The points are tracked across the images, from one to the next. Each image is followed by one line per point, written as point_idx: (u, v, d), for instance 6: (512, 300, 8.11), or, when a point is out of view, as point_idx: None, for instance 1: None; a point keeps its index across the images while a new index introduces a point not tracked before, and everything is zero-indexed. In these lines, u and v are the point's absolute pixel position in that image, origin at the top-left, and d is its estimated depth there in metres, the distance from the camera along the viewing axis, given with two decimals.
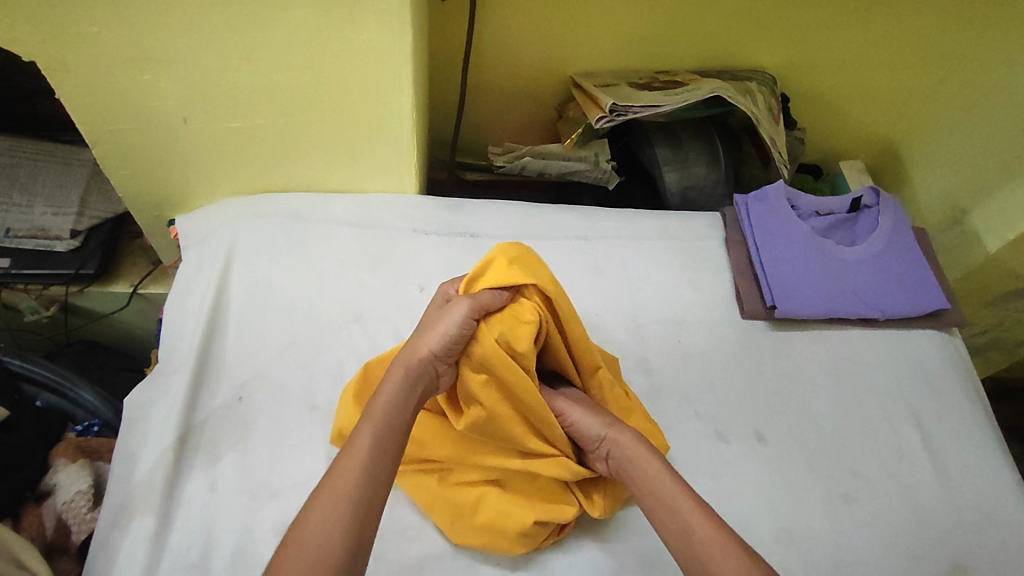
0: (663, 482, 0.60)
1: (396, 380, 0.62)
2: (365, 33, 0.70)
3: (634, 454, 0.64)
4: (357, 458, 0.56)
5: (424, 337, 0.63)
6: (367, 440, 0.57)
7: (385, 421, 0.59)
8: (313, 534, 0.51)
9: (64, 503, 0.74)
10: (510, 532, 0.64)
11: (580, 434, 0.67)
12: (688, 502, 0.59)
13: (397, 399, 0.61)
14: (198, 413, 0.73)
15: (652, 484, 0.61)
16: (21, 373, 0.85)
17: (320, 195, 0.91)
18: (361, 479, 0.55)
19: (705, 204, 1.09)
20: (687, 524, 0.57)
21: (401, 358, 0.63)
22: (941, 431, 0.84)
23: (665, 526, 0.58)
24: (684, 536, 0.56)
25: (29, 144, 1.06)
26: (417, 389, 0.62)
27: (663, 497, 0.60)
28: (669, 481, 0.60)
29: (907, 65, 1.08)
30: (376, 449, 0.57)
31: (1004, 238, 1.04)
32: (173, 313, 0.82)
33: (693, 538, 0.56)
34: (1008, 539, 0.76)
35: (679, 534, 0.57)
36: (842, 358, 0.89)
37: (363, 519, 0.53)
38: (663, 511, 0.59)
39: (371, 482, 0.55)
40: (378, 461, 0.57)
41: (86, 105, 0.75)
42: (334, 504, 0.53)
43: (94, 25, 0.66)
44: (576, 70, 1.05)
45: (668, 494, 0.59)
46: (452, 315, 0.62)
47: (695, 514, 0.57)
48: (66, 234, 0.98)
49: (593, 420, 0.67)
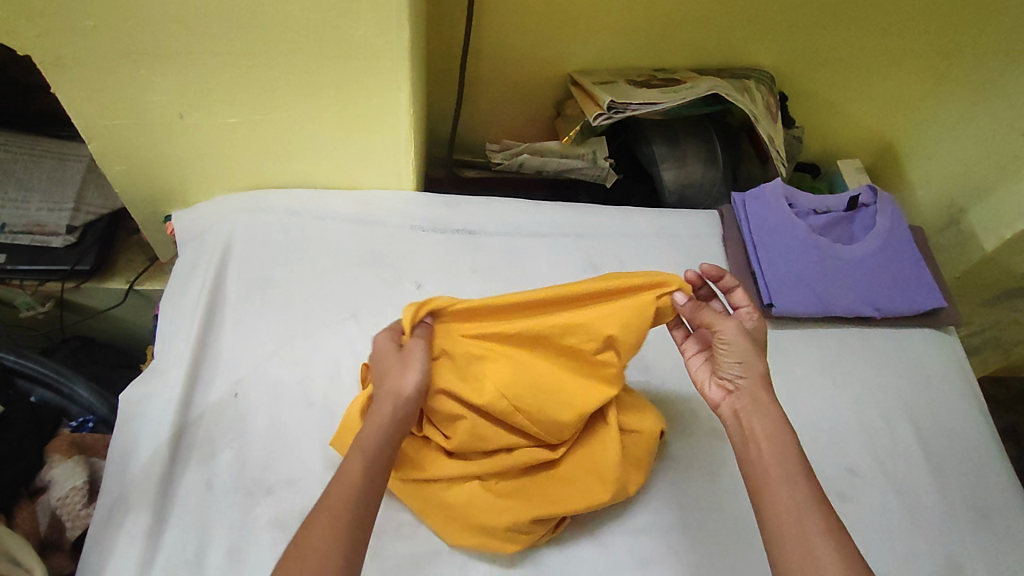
0: (791, 455, 0.57)
1: (382, 414, 0.61)
2: (363, 29, 0.70)
3: (771, 411, 0.61)
4: (349, 484, 0.56)
5: (392, 375, 0.63)
6: (358, 467, 0.57)
7: (374, 453, 0.58)
8: (309, 557, 0.51)
9: (58, 499, 0.73)
10: (500, 531, 0.64)
11: (727, 359, 0.64)
12: (806, 491, 0.55)
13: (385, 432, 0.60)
14: (194, 410, 0.73)
15: (782, 451, 0.58)
16: (15, 368, 0.86)
17: (315, 191, 0.90)
18: (354, 501, 0.55)
19: (702, 202, 1.08)
20: (804, 504, 0.54)
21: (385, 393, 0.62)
22: (936, 429, 0.84)
23: (776, 490, 0.55)
24: (792, 518, 0.53)
25: (25, 139, 1.06)
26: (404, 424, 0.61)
27: (785, 469, 0.56)
28: (796, 461, 0.57)
29: (907, 64, 1.08)
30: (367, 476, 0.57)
31: (1000, 237, 1.04)
32: (169, 310, 0.81)
33: (803, 524, 0.53)
34: (1003, 538, 0.76)
35: (793, 508, 0.54)
36: (839, 357, 0.89)
37: (356, 541, 0.53)
38: (779, 484, 0.55)
39: (361, 507, 0.55)
40: (370, 486, 0.57)
41: (81, 100, 0.74)
42: (328, 530, 0.53)
43: (91, 20, 0.66)
44: (573, 68, 1.05)
45: (790, 470, 0.56)
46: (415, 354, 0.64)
47: (810, 510, 0.53)
48: (62, 229, 0.98)
49: (756, 364, 0.63)
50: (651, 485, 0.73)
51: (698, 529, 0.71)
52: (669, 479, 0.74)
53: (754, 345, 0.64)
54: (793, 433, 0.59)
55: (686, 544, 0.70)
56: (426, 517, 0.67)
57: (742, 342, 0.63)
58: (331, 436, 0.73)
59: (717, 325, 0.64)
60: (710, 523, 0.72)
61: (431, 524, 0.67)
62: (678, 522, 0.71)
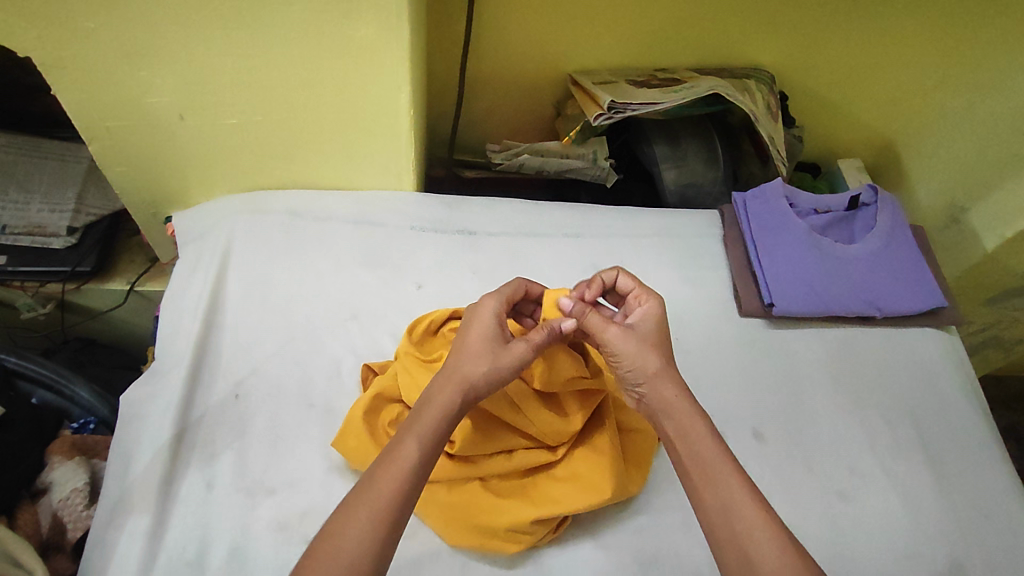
0: (710, 450, 0.56)
1: (444, 402, 0.58)
2: (363, 29, 0.70)
3: (676, 408, 0.59)
4: (401, 467, 0.53)
5: (469, 359, 0.60)
6: (414, 450, 0.54)
7: (427, 440, 0.55)
8: (350, 542, 0.49)
9: (60, 501, 0.73)
10: (501, 531, 0.64)
11: (623, 369, 0.62)
12: (743, 491, 0.53)
13: (442, 422, 0.57)
14: (195, 411, 0.73)
15: (705, 447, 0.56)
16: (16, 370, 0.86)
17: (316, 191, 0.90)
18: (403, 487, 0.53)
19: (703, 202, 1.08)
20: (731, 504, 0.53)
21: (453, 380, 0.59)
22: (938, 429, 0.84)
23: (704, 491, 0.54)
24: (723, 519, 0.52)
25: (25, 141, 1.06)
26: (462, 413, 0.59)
27: (710, 466, 0.55)
28: (720, 455, 0.55)
29: (907, 62, 1.08)
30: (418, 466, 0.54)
31: (1001, 236, 1.04)
32: (170, 311, 0.82)
33: (734, 522, 0.52)
34: (1005, 537, 0.76)
35: (719, 510, 0.53)
36: (840, 357, 0.89)
37: (398, 529, 0.51)
38: (704, 484, 0.54)
39: (409, 494, 0.53)
40: (422, 473, 0.54)
41: (81, 102, 0.74)
42: (376, 514, 0.50)
43: (90, 21, 0.66)
44: (574, 68, 1.05)
45: (714, 467, 0.55)
46: (509, 351, 0.61)
47: (749, 508, 0.52)
48: (63, 231, 0.98)
49: (646, 362, 0.61)
50: (652, 486, 0.73)
51: (699, 529, 0.71)
52: (670, 480, 0.74)
53: (641, 343, 0.62)
54: (710, 423, 0.58)
55: (687, 545, 0.70)
56: (425, 520, 0.66)
57: (627, 347, 0.62)
58: (332, 436, 0.73)
59: (604, 336, 0.63)
60: None
61: (430, 526, 0.66)
62: (679, 522, 0.71)
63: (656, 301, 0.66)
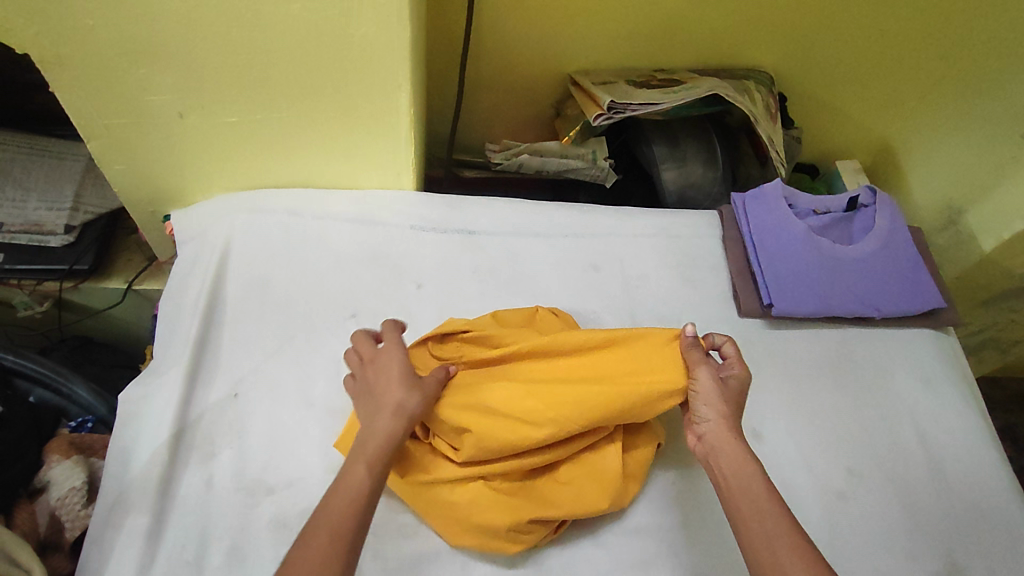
0: (758, 487, 0.59)
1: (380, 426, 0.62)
2: (364, 29, 0.69)
3: (732, 446, 0.63)
4: (349, 487, 0.57)
5: (393, 388, 0.64)
6: (362, 475, 0.58)
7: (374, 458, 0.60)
8: (313, 553, 0.52)
9: (57, 500, 0.73)
10: (502, 531, 0.64)
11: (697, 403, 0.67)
12: (783, 523, 0.56)
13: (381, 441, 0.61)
14: (194, 410, 0.73)
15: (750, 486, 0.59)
16: (14, 368, 0.85)
17: (316, 191, 0.90)
18: (355, 504, 0.56)
19: (702, 203, 1.08)
20: (773, 536, 0.55)
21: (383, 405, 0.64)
22: (935, 430, 0.84)
23: (746, 522, 0.57)
24: (767, 547, 0.54)
25: (23, 138, 1.05)
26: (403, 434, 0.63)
27: (757, 501, 0.58)
28: (765, 490, 0.58)
29: (906, 65, 1.08)
30: (367, 484, 0.58)
31: (999, 238, 1.05)
32: (168, 309, 0.81)
33: (776, 553, 0.54)
34: (1003, 537, 0.77)
35: (759, 537, 0.55)
36: (838, 357, 0.89)
37: (355, 542, 0.54)
38: (751, 515, 0.57)
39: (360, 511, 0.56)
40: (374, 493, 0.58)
41: (80, 99, 0.74)
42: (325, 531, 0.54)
43: (90, 19, 0.65)
44: (574, 69, 1.05)
45: (763, 503, 0.58)
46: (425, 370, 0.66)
47: (789, 536, 0.55)
48: (61, 229, 0.97)
49: (719, 401, 0.66)
50: (653, 486, 0.73)
51: (699, 528, 0.71)
52: (670, 479, 0.74)
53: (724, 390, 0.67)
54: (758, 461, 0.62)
55: (686, 546, 0.70)
56: (427, 517, 0.66)
57: (717, 389, 0.67)
58: (331, 436, 0.73)
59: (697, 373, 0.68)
60: (711, 523, 0.71)
61: (432, 525, 0.66)
62: (679, 521, 0.71)
63: (743, 368, 0.69)
